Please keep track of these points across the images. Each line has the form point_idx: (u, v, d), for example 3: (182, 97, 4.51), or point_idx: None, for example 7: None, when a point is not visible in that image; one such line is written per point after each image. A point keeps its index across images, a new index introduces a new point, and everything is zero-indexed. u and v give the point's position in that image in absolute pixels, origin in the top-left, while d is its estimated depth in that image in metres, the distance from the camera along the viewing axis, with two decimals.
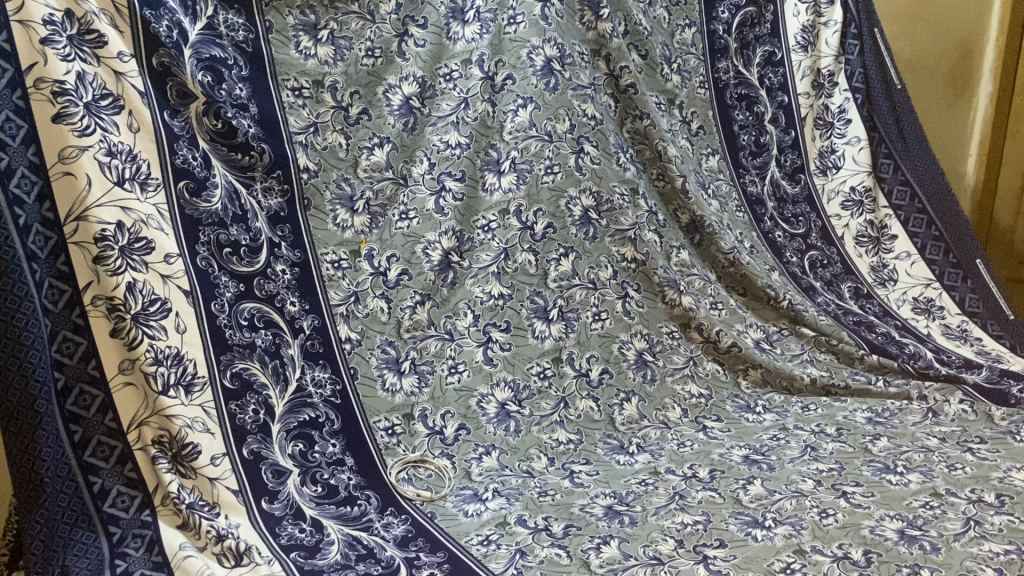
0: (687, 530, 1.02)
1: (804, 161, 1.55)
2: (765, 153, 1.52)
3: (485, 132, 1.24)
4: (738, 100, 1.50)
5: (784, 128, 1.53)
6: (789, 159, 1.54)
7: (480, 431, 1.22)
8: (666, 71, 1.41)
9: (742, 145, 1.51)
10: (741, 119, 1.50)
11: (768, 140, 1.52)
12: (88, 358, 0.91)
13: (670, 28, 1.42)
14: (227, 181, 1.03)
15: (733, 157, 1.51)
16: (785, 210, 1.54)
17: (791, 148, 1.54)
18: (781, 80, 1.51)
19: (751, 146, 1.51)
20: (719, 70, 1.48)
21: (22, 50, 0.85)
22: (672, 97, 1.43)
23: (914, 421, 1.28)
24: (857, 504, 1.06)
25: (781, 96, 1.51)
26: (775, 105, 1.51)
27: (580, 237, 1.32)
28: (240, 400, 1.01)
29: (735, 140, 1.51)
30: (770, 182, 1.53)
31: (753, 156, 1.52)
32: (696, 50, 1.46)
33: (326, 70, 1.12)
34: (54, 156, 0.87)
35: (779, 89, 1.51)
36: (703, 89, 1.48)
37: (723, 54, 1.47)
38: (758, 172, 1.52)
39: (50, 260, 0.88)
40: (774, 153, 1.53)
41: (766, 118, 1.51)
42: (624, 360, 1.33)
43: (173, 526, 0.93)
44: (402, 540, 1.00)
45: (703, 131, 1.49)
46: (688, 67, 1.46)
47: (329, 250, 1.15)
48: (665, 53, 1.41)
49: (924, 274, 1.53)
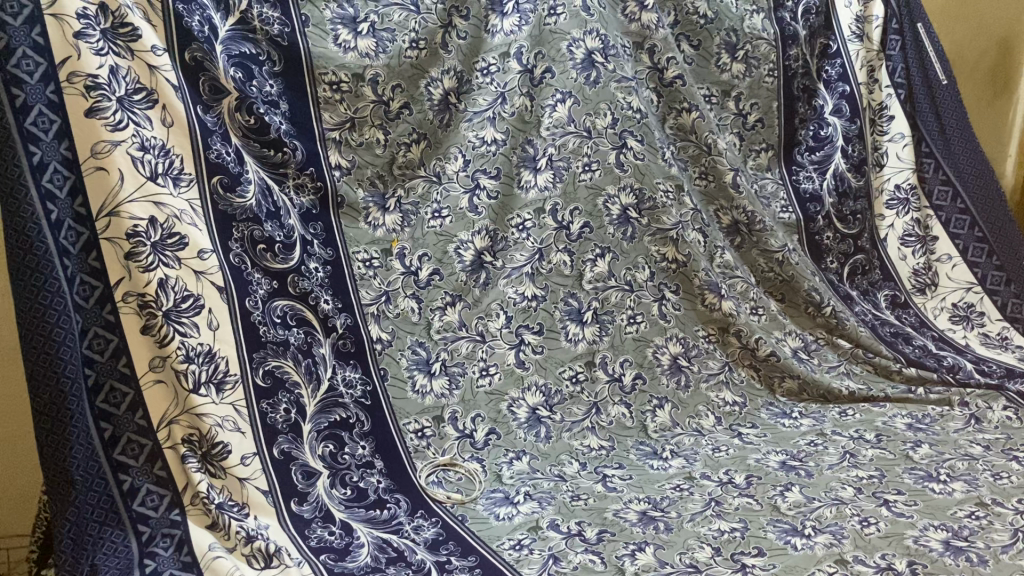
0: (724, 537, 0.99)
1: (866, 153, 1.47)
2: (827, 146, 1.44)
3: (522, 127, 1.22)
4: (801, 91, 1.42)
5: (849, 118, 1.45)
6: (855, 149, 1.46)
7: (510, 436, 1.21)
8: (724, 61, 1.38)
9: (799, 140, 1.44)
10: (802, 112, 1.43)
11: (829, 133, 1.44)
12: (119, 355, 0.90)
13: (740, 13, 1.36)
14: (260, 177, 1.02)
15: (786, 153, 1.44)
16: (845, 206, 1.47)
17: (858, 138, 1.46)
18: (839, 71, 1.43)
19: (810, 141, 1.44)
20: (790, 57, 1.40)
21: (56, 43, 0.84)
22: (728, 88, 1.40)
23: (956, 428, 1.24)
24: (899, 513, 1.03)
25: (842, 87, 1.44)
26: (836, 96, 1.44)
27: (618, 236, 1.29)
28: (272, 399, 0.99)
29: (793, 135, 1.44)
30: (833, 176, 1.45)
31: (811, 151, 1.44)
32: (767, 35, 1.38)
33: (367, 63, 1.11)
34: (86, 150, 0.86)
35: (838, 80, 1.43)
36: (771, 78, 1.40)
37: (793, 41, 1.40)
38: (816, 167, 1.45)
39: (82, 255, 0.87)
40: (841, 144, 1.45)
41: (825, 109, 1.43)
42: (658, 365, 1.31)
43: (202, 526, 0.92)
44: (432, 543, 0.99)
45: (762, 124, 1.42)
46: (758, 53, 1.39)
47: (360, 248, 1.14)
48: (727, 41, 1.37)
49: (965, 278, 1.50)
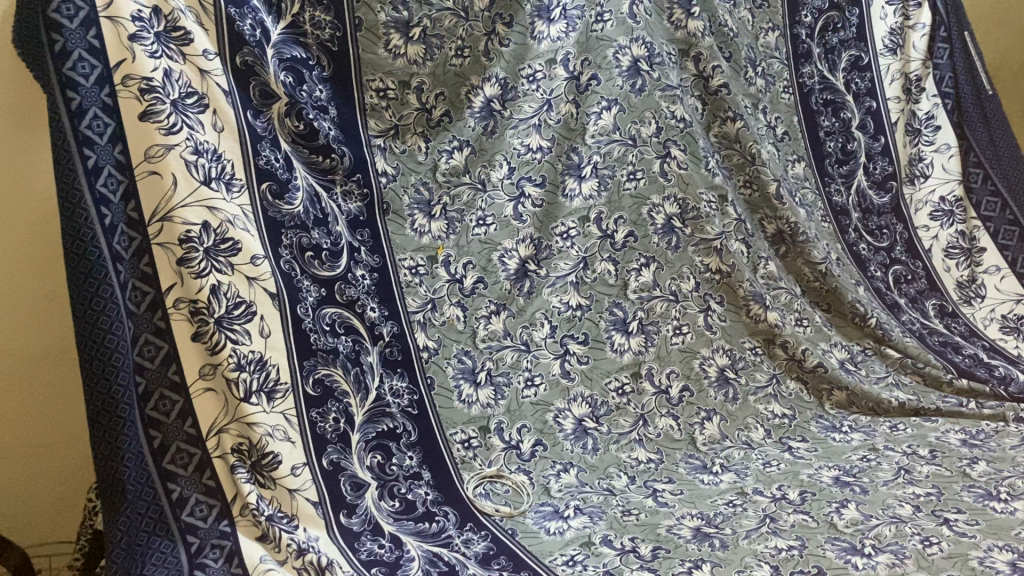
0: (783, 556, 0.96)
1: (894, 168, 1.47)
2: (853, 160, 1.46)
3: (567, 135, 1.21)
4: (823, 106, 1.44)
5: (873, 134, 1.46)
6: (879, 166, 1.47)
7: (557, 447, 1.19)
8: (751, 74, 1.36)
9: (828, 152, 1.46)
10: (827, 125, 1.45)
11: (854, 147, 1.46)
12: (169, 362, 0.89)
13: (756, 30, 1.38)
14: (309, 183, 1.00)
15: (819, 166, 1.46)
16: (870, 221, 1.48)
17: (882, 155, 1.46)
18: (867, 85, 1.44)
19: (838, 154, 1.46)
20: (804, 75, 1.43)
21: (111, 46, 0.83)
22: (757, 100, 1.37)
23: (1013, 444, 1.19)
24: (961, 533, 0.99)
25: (869, 102, 1.44)
26: (862, 111, 1.45)
27: (662, 246, 1.27)
28: (322, 408, 0.98)
29: (820, 148, 1.46)
30: (857, 192, 1.47)
31: (840, 164, 1.46)
32: (780, 54, 1.41)
33: (414, 70, 1.10)
34: (140, 155, 0.85)
35: (865, 95, 1.44)
36: (787, 94, 1.43)
37: (807, 59, 1.42)
38: (845, 181, 1.47)
39: (134, 261, 0.86)
40: (864, 160, 1.46)
41: (853, 123, 1.45)
42: (705, 377, 1.28)
43: (251, 538, 0.91)
44: (484, 558, 0.97)
45: (789, 137, 1.44)
46: (772, 71, 1.41)
47: (407, 255, 1.14)
48: (750, 56, 1.35)
49: (1014, 289, 1.44)
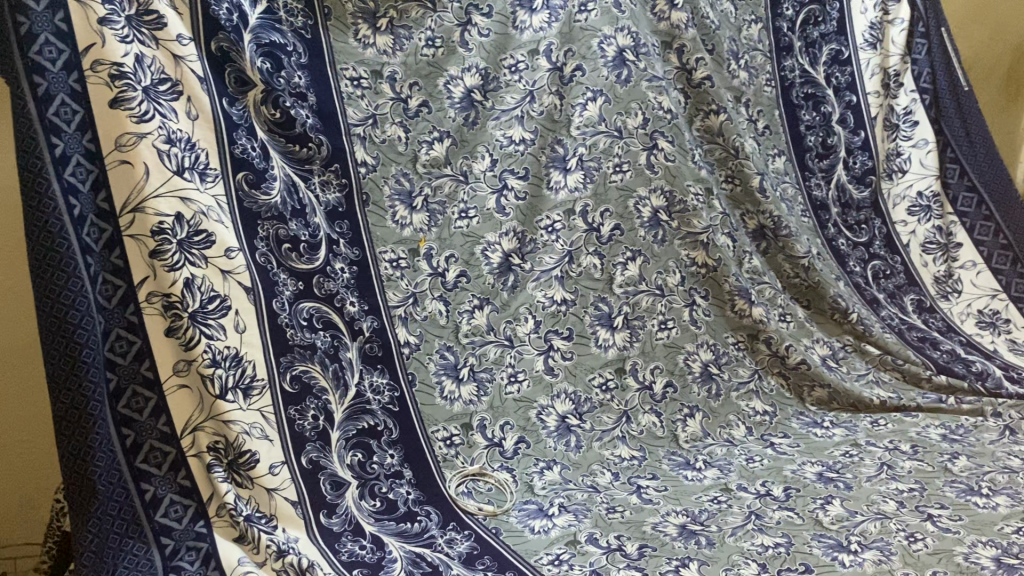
0: (769, 553, 0.95)
1: (874, 163, 1.46)
2: (833, 155, 1.45)
3: (551, 126, 1.19)
4: (804, 100, 1.42)
5: (853, 129, 1.45)
6: (858, 161, 1.46)
7: (540, 445, 1.18)
8: (733, 67, 1.33)
9: (809, 146, 1.44)
10: (807, 119, 1.43)
11: (835, 141, 1.44)
12: (141, 358, 0.86)
13: (738, 23, 1.35)
14: (286, 173, 0.97)
15: (799, 158, 1.44)
16: (849, 216, 1.48)
17: (862, 150, 1.45)
18: (848, 79, 1.43)
19: (818, 148, 1.44)
20: (785, 68, 1.41)
21: (79, 30, 0.79)
22: (739, 94, 1.36)
23: (991, 439, 1.20)
24: (945, 528, 0.99)
25: (849, 96, 1.43)
26: (842, 105, 1.43)
27: (649, 239, 1.25)
28: (300, 405, 0.95)
29: (802, 142, 1.43)
30: (836, 186, 1.46)
31: (820, 158, 1.44)
32: (763, 47, 1.39)
33: (385, 60, 1.08)
34: (111, 143, 0.82)
35: (847, 89, 1.43)
36: (769, 87, 1.41)
37: (788, 52, 1.40)
38: (825, 175, 1.45)
39: (105, 253, 0.83)
40: (843, 155, 1.45)
41: (833, 118, 1.43)
42: (689, 373, 1.27)
43: (228, 538, 0.89)
44: (467, 559, 0.95)
45: (769, 131, 1.42)
46: (755, 64, 1.38)
47: (388, 248, 1.11)
48: (732, 49, 1.33)
49: (990, 285, 1.47)
